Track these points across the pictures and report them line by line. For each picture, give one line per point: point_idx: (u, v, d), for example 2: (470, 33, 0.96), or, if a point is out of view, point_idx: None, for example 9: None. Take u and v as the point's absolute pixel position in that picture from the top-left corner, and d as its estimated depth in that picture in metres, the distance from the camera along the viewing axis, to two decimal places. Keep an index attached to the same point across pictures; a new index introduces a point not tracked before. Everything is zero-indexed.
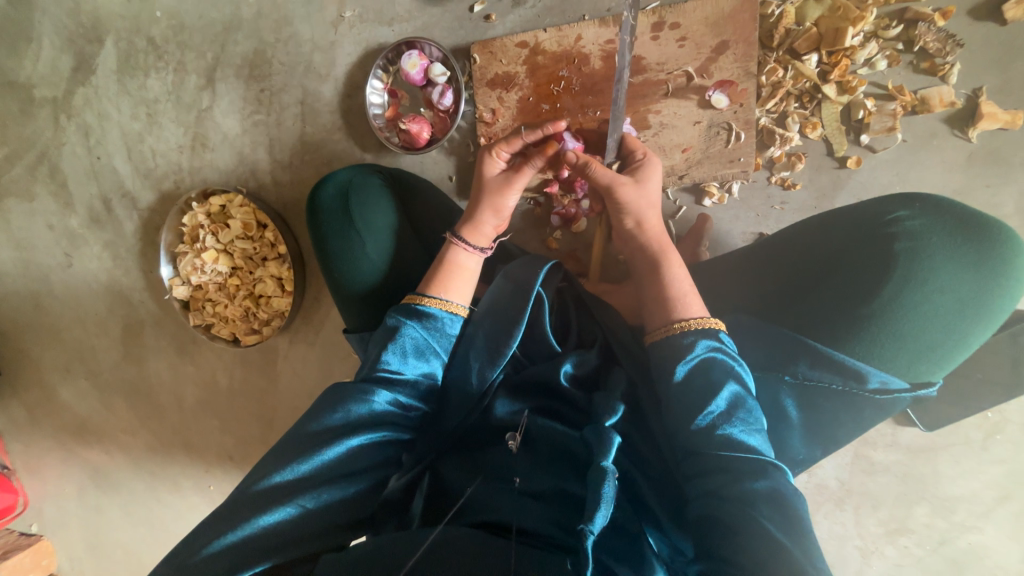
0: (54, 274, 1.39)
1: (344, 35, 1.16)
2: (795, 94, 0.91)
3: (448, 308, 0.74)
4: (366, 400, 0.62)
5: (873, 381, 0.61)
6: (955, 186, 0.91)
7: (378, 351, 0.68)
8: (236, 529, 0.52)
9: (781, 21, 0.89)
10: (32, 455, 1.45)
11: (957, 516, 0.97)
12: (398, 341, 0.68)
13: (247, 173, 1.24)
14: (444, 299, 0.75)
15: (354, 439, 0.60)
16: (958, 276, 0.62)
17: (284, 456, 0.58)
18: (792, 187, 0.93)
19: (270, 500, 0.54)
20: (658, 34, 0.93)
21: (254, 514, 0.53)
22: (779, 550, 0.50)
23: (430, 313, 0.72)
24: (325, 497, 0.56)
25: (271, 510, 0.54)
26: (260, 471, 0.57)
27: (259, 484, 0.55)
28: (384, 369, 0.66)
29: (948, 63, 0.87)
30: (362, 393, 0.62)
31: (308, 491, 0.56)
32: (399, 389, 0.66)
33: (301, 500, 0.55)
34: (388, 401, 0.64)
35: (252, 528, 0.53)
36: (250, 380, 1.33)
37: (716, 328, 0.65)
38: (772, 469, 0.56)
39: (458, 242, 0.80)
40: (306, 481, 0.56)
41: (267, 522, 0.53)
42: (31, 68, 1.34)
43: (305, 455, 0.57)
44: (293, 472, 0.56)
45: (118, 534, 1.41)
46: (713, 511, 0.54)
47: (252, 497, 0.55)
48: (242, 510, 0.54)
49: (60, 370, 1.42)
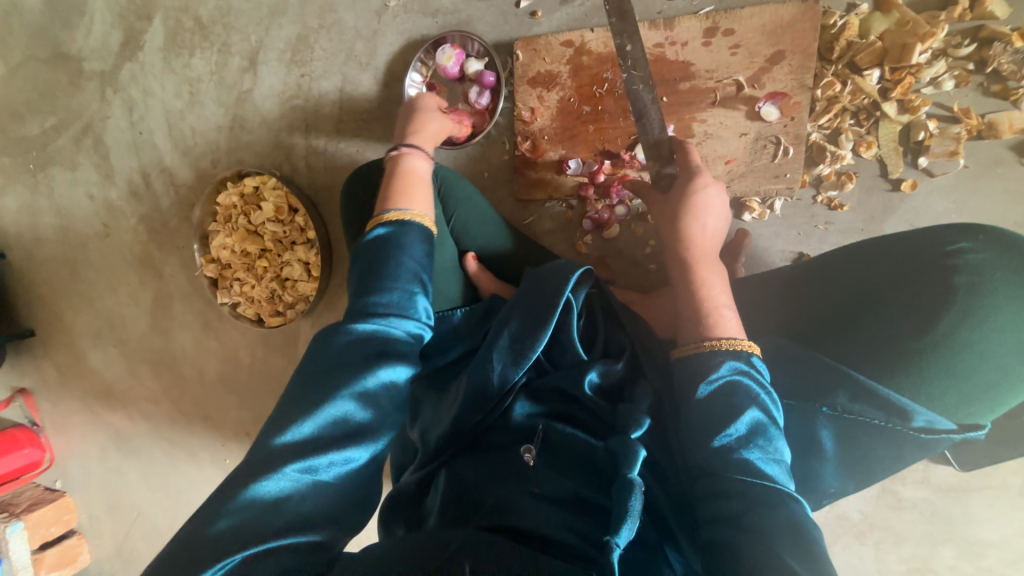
0: (92, 242, 1.44)
1: (387, 24, 1.15)
2: (851, 110, 0.87)
3: (399, 220, 0.70)
4: (353, 337, 0.57)
5: (919, 419, 0.58)
6: (1016, 217, 0.86)
7: (359, 285, 0.64)
8: (236, 507, 0.47)
9: (843, 32, 0.85)
10: (60, 415, 1.50)
11: (986, 562, 0.93)
12: (368, 274, 0.64)
13: (282, 158, 1.26)
14: (390, 214, 0.71)
15: (356, 387, 0.54)
16: (1022, 315, 0.59)
17: (283, 420, 0.52)
18: (839, 208, 0.89)
19: (273, 465, 0.49)
20: (711, 40, 0.90)
21: (257, 483, 0.48)
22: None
23: (387, 233, 0.68)
24: (335, 460, 0.51)
25: (275, 476, 0.48)
26: (262, 438, 0.52)
27: (260, 451, 0.50)
28: (364, 306, 0.61)
29: (1022, 88, 0.82)
30: (348, 335, 0.58)
31: (313, 454, 0.50)
32: (379, 316, 0.60)
33: (305, 463, 0.50)
34: (372, 329, 0.59)
35: (253, 499, 0.47)
36: (270, 360, 1.35)
37: (748, 350, 0.62)
38: (791, 501, 0.54)
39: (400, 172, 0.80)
40: (310, 442, 0.51)
41: (274, 487, 0.48)
42: (82, 41, 1.38)
43: (308, 414, 0.52)
44: (296, 433, 0.51)
45: (136, 497, 1.46)
46: (728, 539, 0.52)
47: (253, 466, 0.50)
48: (244, 480, 0.49)
49: (92, 335, 1.47)
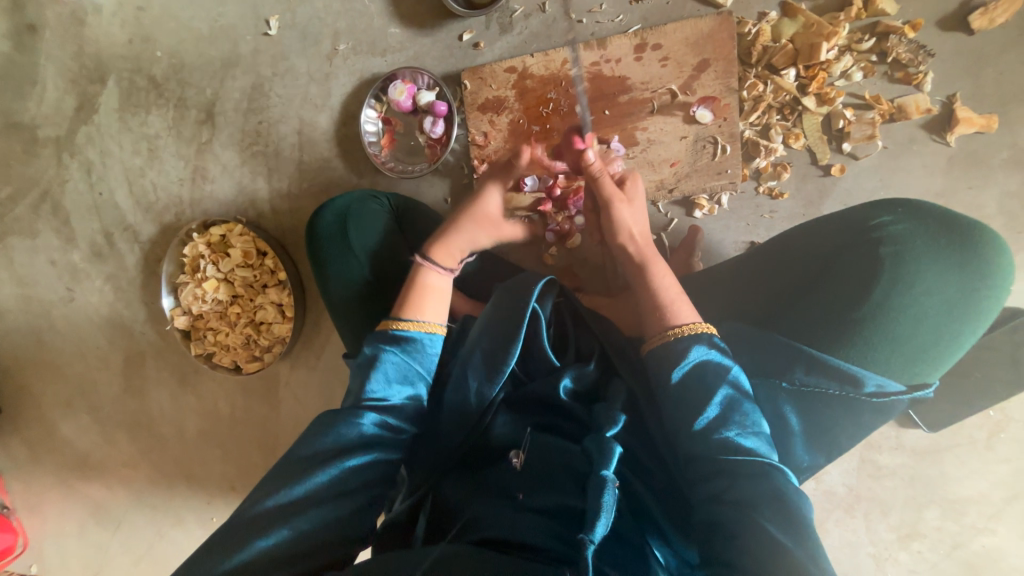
0: (56, 308, 1.40)
1: (338, 66, 1.20)
2: (776, 107, 0.93)
3: (423, 327, 0.74)
4: (353, 423, 0.63)
5: (869, 384, 0.62)
6: (938, 188, 0.93)
7: (362, 376, 0.68)
8: (234, 557, 0.53)
9: (758, 39, 0.92)
10: (32, 493, 1.43)
11: (969, 519, 0.96)
12: (381, 367, 0.69)
13: (246, 203, 1.27)
14: (419, 319, 0.75)
15: (347, 462, 0.60)
16: (944, 277, 0.64)
17: (276, 482, 0.58)
18: (780, 196, 0.95)
19: (264, 525, 0.54)
20: (641, 56, 0.96)
21: (248, 541, 0.53)
22: (779, 551, 0.50)
23: (409, 336, 0.72)
24: (318, 518, 0.56)
25: (265, 535, 0.54)
26: (253, 496, 0.57)
27: (251, 510, 0.56)
28: (370, 398, 0.66)
29: (922, 73, 0.90)
30: (349, 418, 0.63)
31: (301, 514, 0.56)
32: (387, 412, 0.66)
33: (293, 525, 0.55)
34: (378, 424, 0.64)
35: (244, 555, 0.53)
36: (252, 408, 1.33)
37: (707, 332, 0.65)
38: (772, 469, 0.56)
39: (428, 262, 0.81)
40: (298, 505, 0.56)
41: (265, 545, 0.54)
42: (35, 109, 1.38)
43: (297, 479, 0.58)
44: (288, 497, 0.57)
45: (119, 570, 1.39)
46: (722, 514, 0.54)
47: (246, 522, 0.55)
48: (236, 536, 0.54)
49: (61, 405, 1.42)
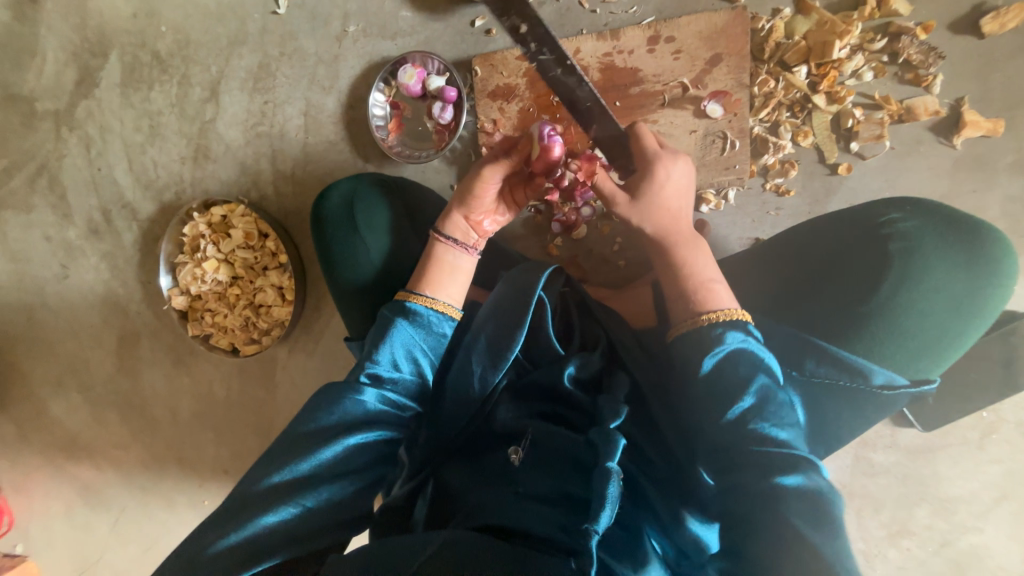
0: (49, 285, 1.38)
1: (347, 48, 1.19)
2: (786, 104, 0.94)
3: (434, 306, 0.73)
4: (358, 400, 0.62)
5: (879, 377, 0.62)
6: (942, 190, 0.94)
7: (368, 350, 0.68)
8: (240, 528, 0.53)
9: (771, 35, 0.93)
10: (19, 472, 1.41)
11: (958, 517, 0.97)
12: (389, 338, 0.68)
13: (249, 184, 1.25)
14: (430, 296, 0.74)
15: (350, 438, 0.60)
16: (951, 275, 0.65)
17: (282, 456, 0.58)
18: (786, 193, 0.96)
19: (272, 500, 0.55)
20: (654, 48, 0.96)
21: (256, 513, 0.54)
22: (808, 550, 0.48)
23: (419, 313, 0.72)
24: (325, 496, 0.57)
25: (273, 510, 0.54)
26: (259, 470, 0.57)
27: (257, 485, 0.56)
28: (374, 371, 0.66)
29: (931, 75, 0.91)
30: (355, 393, 0.62)
31: (307, 491, 0.56)
32: (391, 389, 0.66)
33: (301, 500, 0.56)
34: (380, 400, 0.64)
35: (253, 528, 0.54)
36: (248, 392, 1.32)
37: (743, 319, 0.64)
38: (805, 462, 0.54)
39: (442, 237, 0.80)
40: (304, 481, 0.57)
41: (274, 519, 0.54)
42: (35, 81, 1.35)
43: (303, 455, 0.58)
44: (292, 471, 0.57)
45: (107, 552, 1.38)
46: (745, 504, 0.53)
47: (253, 497, 0.55)
48: (244, 510, 0.54)
49: (52, 384, 1.40)
